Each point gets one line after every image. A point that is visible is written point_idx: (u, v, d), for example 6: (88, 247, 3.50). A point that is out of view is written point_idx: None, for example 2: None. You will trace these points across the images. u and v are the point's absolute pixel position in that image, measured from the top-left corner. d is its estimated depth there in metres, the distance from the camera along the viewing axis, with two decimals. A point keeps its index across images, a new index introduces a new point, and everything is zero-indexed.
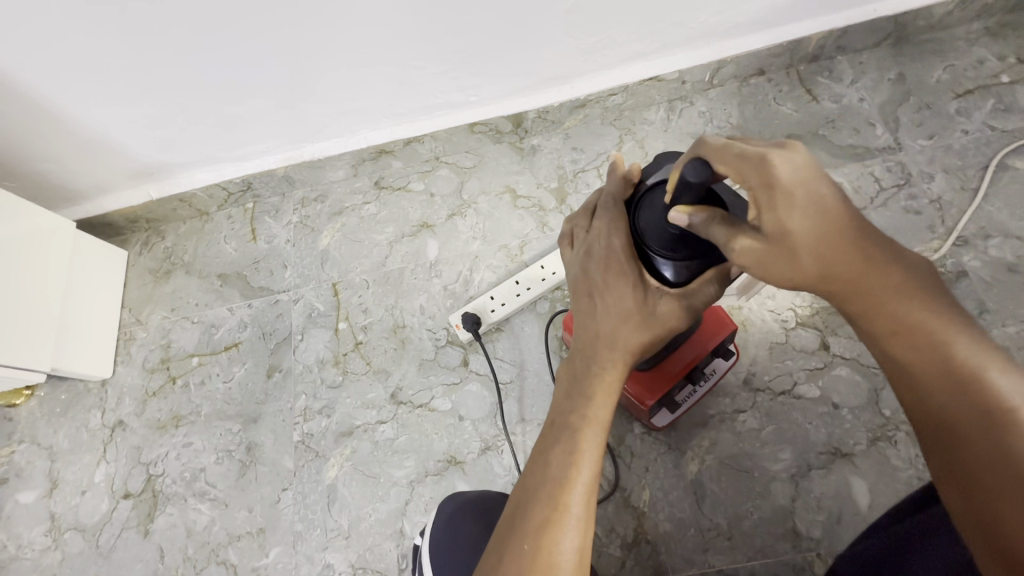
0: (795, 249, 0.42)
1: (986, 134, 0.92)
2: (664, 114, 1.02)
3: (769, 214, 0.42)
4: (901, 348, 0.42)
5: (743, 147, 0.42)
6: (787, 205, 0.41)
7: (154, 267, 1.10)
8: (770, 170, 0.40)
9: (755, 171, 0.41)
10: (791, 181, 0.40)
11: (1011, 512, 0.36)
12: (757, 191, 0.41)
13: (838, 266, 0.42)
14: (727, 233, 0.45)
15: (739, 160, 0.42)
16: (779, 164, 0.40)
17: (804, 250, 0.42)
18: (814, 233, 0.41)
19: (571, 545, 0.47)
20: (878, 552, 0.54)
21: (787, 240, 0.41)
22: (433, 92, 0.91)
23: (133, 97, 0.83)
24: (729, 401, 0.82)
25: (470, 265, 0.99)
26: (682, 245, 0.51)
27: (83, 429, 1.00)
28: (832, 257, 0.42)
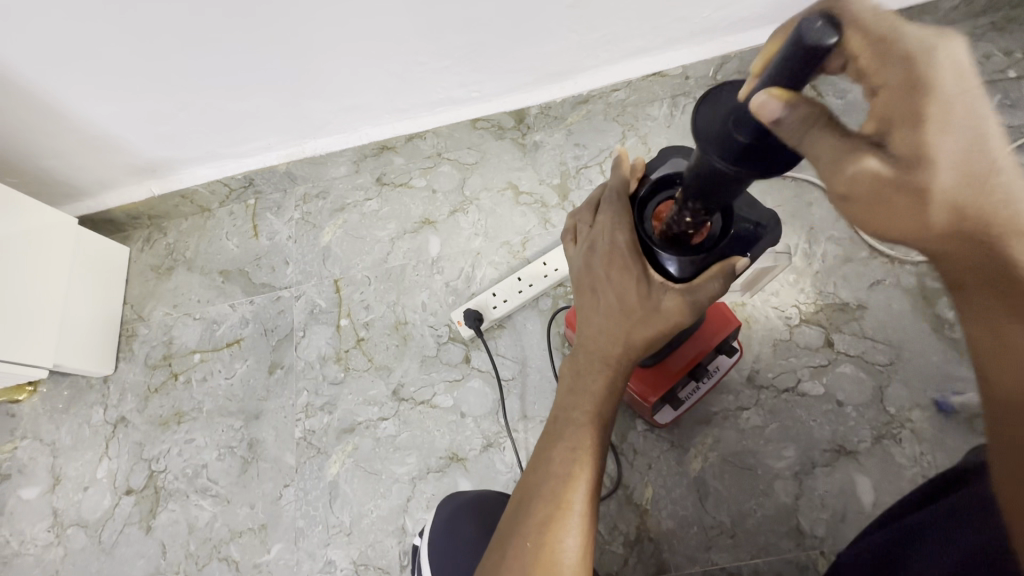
0: (930, 178, 0.38)
1: None
2: (666, 110, 1.01)
3: (907, 130, 0.38)
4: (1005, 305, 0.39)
5: (898, 40, 0.38)
6: (935, 120, 0.37)
7: (156, 264, 1.10)
8: (921, 70, 0.37)
9: (897, 69, 0.38)
10: (941, 82, 0.37)
11: None
12: (895, 94, 0.38)
13: (972, 203, 0.38)
14: (835, 145, 0.37)
15: (884, 55, 0.38)
16: (939, 64, 0.37)
17: (939, 179, 0.37)
18: (953, 161, 0.37)
19: (574, 542, 0.46)
20: (880, 549, 0.53)
21: (924, 162, 0.37)
22: (435, 88, 0.91)
23: (135, 95, 0.83)
24: (733, 399, 0.82)
25: (472, 262, 0.99)
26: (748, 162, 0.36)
27: (85, 425, 1.00)
28: (962, 191, 0.38)
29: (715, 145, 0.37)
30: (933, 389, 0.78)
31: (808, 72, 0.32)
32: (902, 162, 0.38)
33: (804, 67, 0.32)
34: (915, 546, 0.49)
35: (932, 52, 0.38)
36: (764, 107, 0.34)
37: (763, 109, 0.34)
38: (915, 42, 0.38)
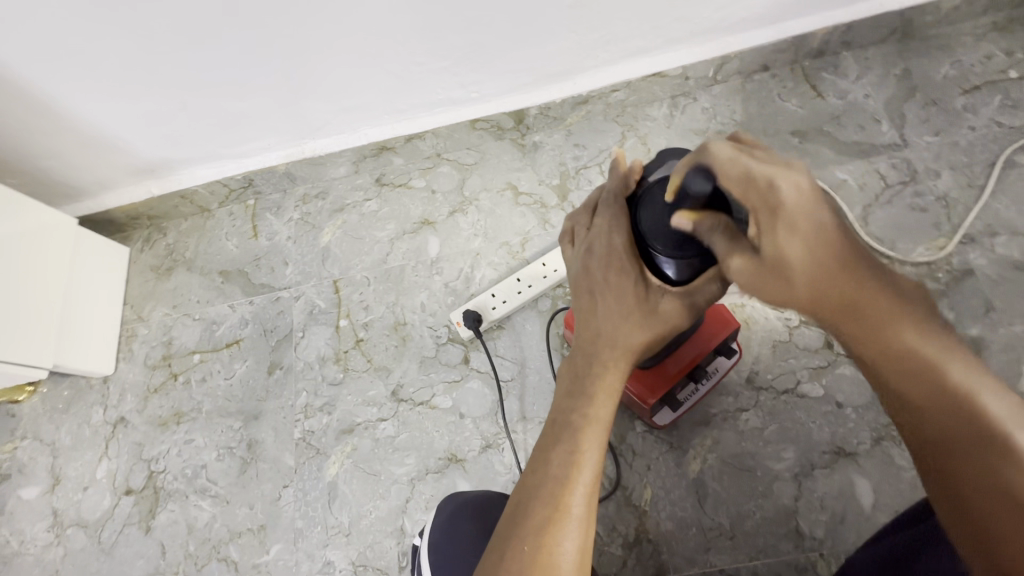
0: (790, 273, 0.43)
1: (993, 130, 0.90)
2: (666, 111, 1.01)
3: (767, 240, 0.44)
4: (904, 380, 0.42)
5: (749, 167, 0.44)
6: (787, 231, 0.42)
7: (156, 264, 1.10)
8: (774, 196, 0.43)
9: (757, 193, 0.43)
10: (794, 203, 0.42)
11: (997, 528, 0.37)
12: (760, 213, 0.44)
13: (837, 293, 0.43)
14: (727, 248, 0.47)
15: (743, 182, 0.44)
16: (782, 188, 0.43)
17: (800, 275, 0.43)
18: (812, 263, 0.43)
19: (572, 546, 0.46)
20: (886, 558, 0.53)
21: (784, 265, 0.43)
22: (435, 88, 0.91)
23: (135, 95, 0.83)
24: (732, 400, 0.82)
25: (471, 262, 0.98)
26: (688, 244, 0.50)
27: (85, 425, 1.01)
28: (825, 283, 0.43)
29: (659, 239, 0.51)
30: None
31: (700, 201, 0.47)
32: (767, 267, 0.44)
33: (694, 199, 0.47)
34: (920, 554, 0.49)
35: (778, 182, 0.43)
36: (680, 225, 0.49)
37: (681, 226, 0.49)
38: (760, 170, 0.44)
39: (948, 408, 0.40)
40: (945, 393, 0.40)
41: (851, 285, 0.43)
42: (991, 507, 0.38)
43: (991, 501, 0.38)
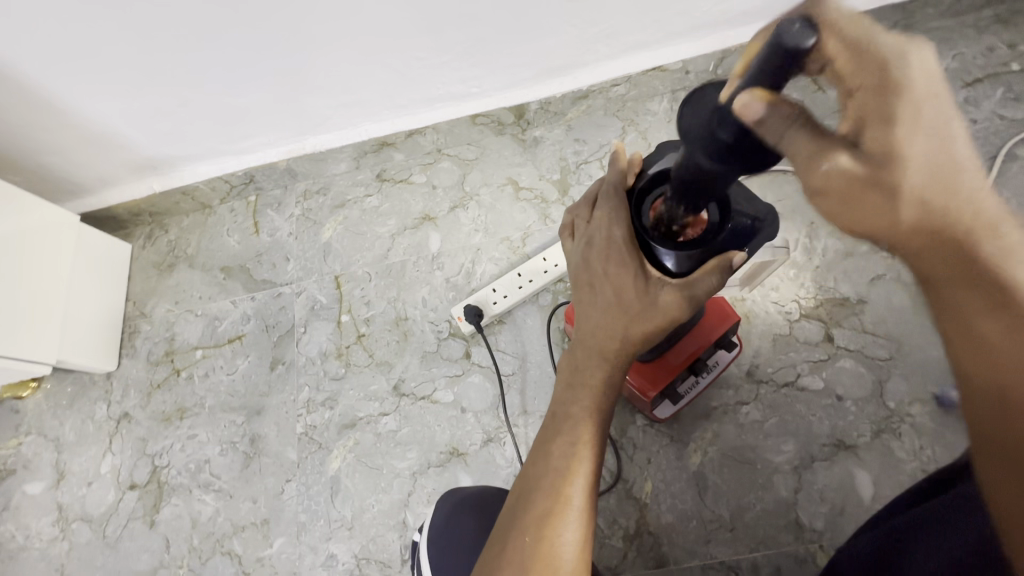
0: (898, 175, 0.38)
1: (994, 123, 0.90)
2: (667, 106, 1.01)
3: (879, 129, 0.38)
4: (990, 320, 0.36)
5: (868, 43, 0.38)
6: (906, 119, 0.38)
7: (158, 261, 1.11)
8: (897, 75, 0.38)
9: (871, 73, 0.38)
10: (915, 90, 0.38)
11: None
12: (868, 99, 0.38)
13: (941, 205, 0.38)
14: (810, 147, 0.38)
15: (857, 53, 0.38)
16: (912, 64, 0.38)
17: (911, 175, 0.38)
18: (927, 164, 0.38)
19: (571, 536, 0.46)
20: (876, 546, 0.53)
21: (894, 161, 0.38)
22: (436, 83, 0.91)
23: (136, 92, 0.83)
24: (733, 393, 0.82)
25: (472, 257, 0.99)
26: (734, 157, 0.38)
27: (89, 420, 1.01)
28: (932, 188, 0.38)
29: (702, 146, 0.39)
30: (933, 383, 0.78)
31: (786, 75, 0.33)
32: (873, 163, 0.38)
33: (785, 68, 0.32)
34: (915, 541, 0.49)
35: (905, 59, 0.38)
36: (745, 111, 0.35)
37: (746, 111, 0.34)
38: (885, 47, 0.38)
39: None
40: None
41: (951, 197, 0.38)
42: None
43: None
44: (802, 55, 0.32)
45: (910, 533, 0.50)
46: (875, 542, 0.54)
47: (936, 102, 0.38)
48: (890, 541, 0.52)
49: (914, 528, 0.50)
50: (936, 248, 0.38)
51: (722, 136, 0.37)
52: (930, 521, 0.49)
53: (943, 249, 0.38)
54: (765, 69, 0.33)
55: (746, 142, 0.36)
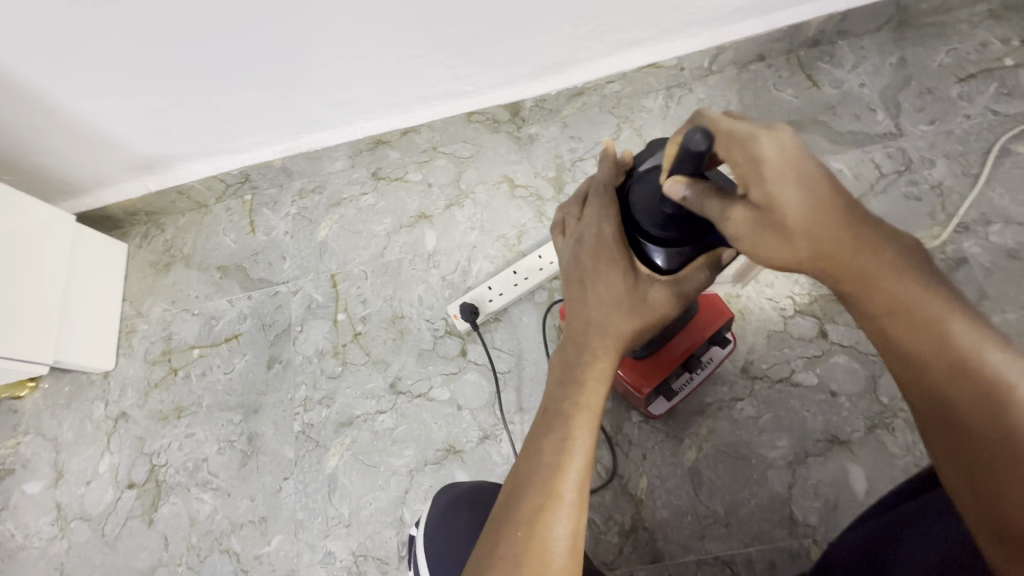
0: (785, 226, 0.41)
1: (988, 119, 0.90)
2: (662, 102, 1.01)
3: (757, 191, 0.42)
4: (905, 333, 0.40)
5: (734, 124, 0.43)
6: (776, 179, 0.41)
7: (154, 260, 1.11)
8: (757, 147, 0.41)
9: (741, 146, 0.42)
10: (777, 155, 0.41)
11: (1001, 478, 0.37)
12: (742, 167, 0.42)
13: (829, 241, 0.41)
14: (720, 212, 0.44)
15: (723, 139, 0.43)
16: (767, 138, 0.42)
17: (795, 226, 0.41)
18: (811, 211, 0.41)
19: (564, 531, 0.46)
20: (869, 543, 0.54)
21: (779, 216, 0.41)
22: (430, 81, 0.91)
23: (130, 90, 0.83)
24: (727, 389, 0.83)
25: (468, 255, 0.99)
26: (672, 224, 0.49)
27: (87, 420, 1.02)
28: (821, 231, 0.41)
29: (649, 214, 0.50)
30: None
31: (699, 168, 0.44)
32: (762, 219, 0.42)
33: (691, 162, 0.43)
34: (905, 533, 0.50)
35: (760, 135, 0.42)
36: (671, 191, 0.46)
37: (672, 191, 0.45)
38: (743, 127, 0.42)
39: (955, 363, 0.39)
40: (949, 348, 0.39)
41: (843, 233, 0.41)
42: (989, 458, 0.38)
43: (991, 453, 0.38)
44: (704, 153, 0.43)
45: (902, 527, 0.51)
46: (868, 537, 0.55)
47: (798, 161, 0.41)
48: (881, 537, 0.52)
49: (905, 523, 0.51)
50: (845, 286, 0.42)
51: (665, 207, 0.48)
52: (922, 513, 0.49)
53: (852, 285, 0.42)
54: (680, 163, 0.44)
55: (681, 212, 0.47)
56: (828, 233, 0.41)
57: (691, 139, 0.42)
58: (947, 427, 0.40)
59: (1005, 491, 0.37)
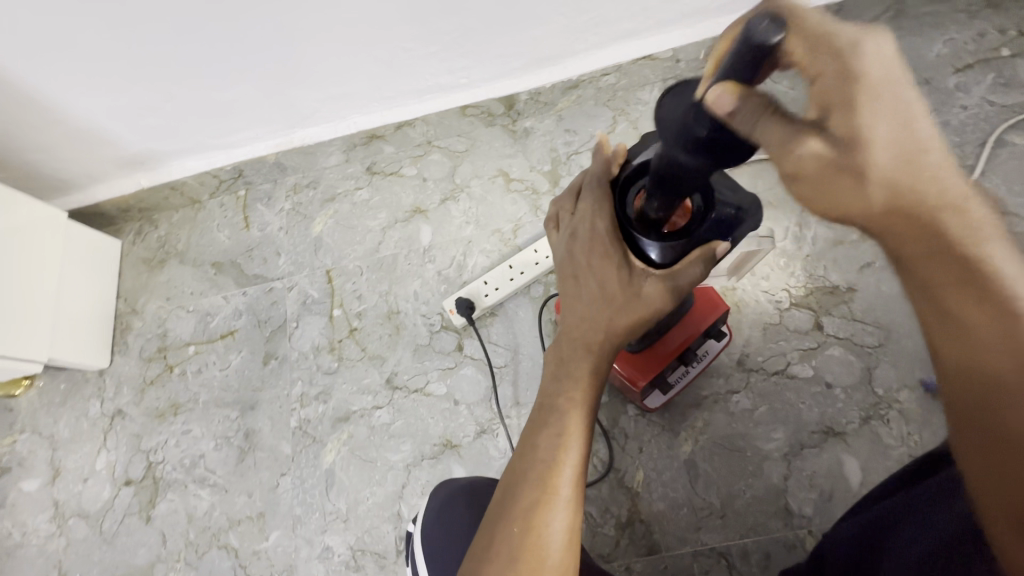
0: (864, 165, 0.36)
1: (984, 109, 0.90)
2: (657, 94, 1.00)
3: (841, 116, 0.37)
4: (961, 298, 0.37)
5: (824, 28, 0.36)
6: (867, 107, 0.36)
7: (148, 256, 1.10)
8: (856, 65, 0.36)
9: (833, 63, 0.37)
10: (874, 80, 0.36)
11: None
12: (831, 88, 0.37)
13: (908, 185, 0.37)
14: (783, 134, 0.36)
15: (813, 46, 0.37)
16: (869, 55, 0.36)
17: (877, 164, 0.36)
18: (892, 151, 0.36)
19: (560, 526, 0.45)
20: (863, 533, 0.54)
21: (859, 149, 0.36)
22: (424, 74, 0.90)
23: (121, 87, 0.82)
24: (723, 382, 0.83)
25: (464, 250, 0.98)
26: (705, 151, 0.39)
27: (83, 417, 1.01)
28: (901, 175, 0.36)
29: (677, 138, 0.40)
30: (922, 369, 0.79)
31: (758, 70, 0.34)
32: (841, 149, 0.37)
33: (750, 62, 0.33)
34: (897, 525, 0.50)
35: (861, 49, 0.36)
36: (717, 103, 0.35)
37: (717, 105, 0.35)
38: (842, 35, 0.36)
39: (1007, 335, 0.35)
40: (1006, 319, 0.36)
41: (924, 179, 0.37)
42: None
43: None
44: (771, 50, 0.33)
45: (894, 518, 0.51)
46: (863, 528, 0.55)
47: (894, 88, 0.36)
48: (875, 525, 0.53)
49: (896, 513, 0.51)
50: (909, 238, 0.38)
51: (698, 129, 0.38)
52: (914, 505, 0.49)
53: (913, 236, 0.37)
54: (737, 63, 0.34)
55: (723, 131, 0.37)
56: (909, 175, 0.37)
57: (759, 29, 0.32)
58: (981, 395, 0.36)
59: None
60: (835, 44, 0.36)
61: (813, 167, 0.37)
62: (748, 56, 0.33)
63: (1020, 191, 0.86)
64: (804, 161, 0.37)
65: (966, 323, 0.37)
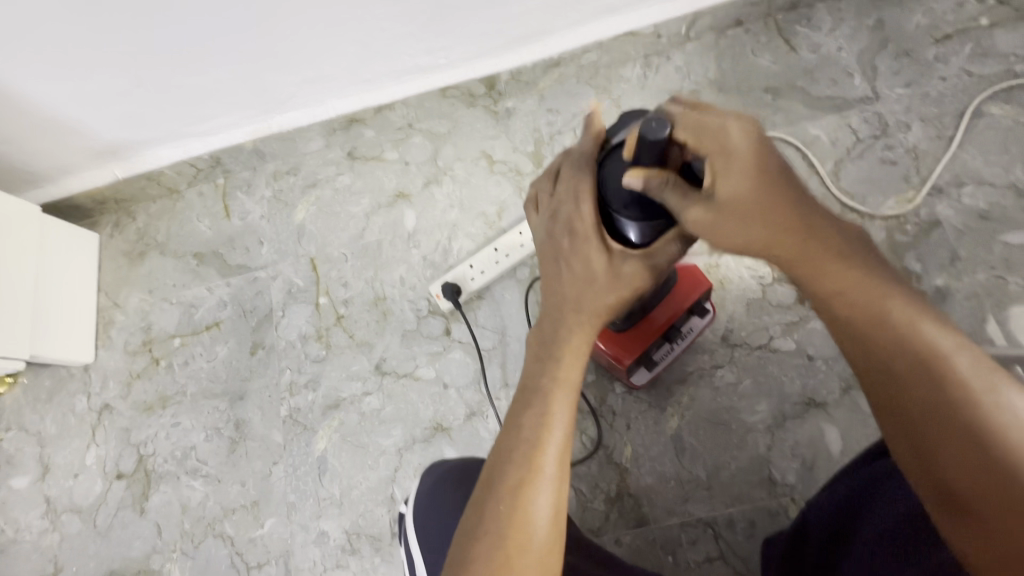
0: (742, 211, 0.45)
1: (963, 80, 0.91)
2: (640, 71, 0.99)
3: (725, 178, 0.45)
4: (849, 311, 0.45)
5: (704, 116, 0.46)
6: (731, 168, 0.45)
7: (128, 249, 1.08)
8: (725, 137, 0.45)
9: (711, 138, 0.45)
10: (741, 144, 0.45)
11: (950, 461, 0.40)
12: (716, 157, 0.45)
13: (785, 226, 0.46)
14: (682, 201, 0.46)
15: (696, 133, 0.46)
16: (731, 128, 0.46)
17: (749, 214, 0.45)
18: (757, 196, 0.45)
19: (546, 503, 0.46)
20: (843, 497, 0.56)
21: (734, 203, 0.45)
22: (402, 55, 0.89)
23: (82, 69, 0.79)
24: (708, 357, 0.84)
25: (448, 234, 0.98)
26: (636, 205, 0.49)
27: (70, 413, 1.00)
28: (773, 217, 0.45)
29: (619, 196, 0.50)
30: None
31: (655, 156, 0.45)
32: (721, 207, 0.45)
33: (647, 153, 0.45)
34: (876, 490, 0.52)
35: (726, 127, 0.45)
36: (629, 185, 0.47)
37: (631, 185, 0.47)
38: (709, 119, 0.46)
39: (906, 351, 0.43)
40: (890, 326, 0.44)
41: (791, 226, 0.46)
42: (935, 436, 0.41)
43: (939, 432, 0.41)
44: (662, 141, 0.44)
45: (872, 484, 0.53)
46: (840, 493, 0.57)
47: (750, 152, 0.45)
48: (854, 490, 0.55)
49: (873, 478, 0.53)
50: (794, 265, 0.47)
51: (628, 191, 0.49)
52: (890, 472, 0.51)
53: (808, 267, 0.46)
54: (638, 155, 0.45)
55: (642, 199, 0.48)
56: (775, 214, 0.46)
57: (648, 128, 0.44)
58: (906, 412, 0.43)
59: (951, 473, 0.40)
60: (708, 127, 0.46)
61: (704, 227, 0.46)
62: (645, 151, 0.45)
63: (996, 161, 0.87)
64: (698, 224, 0.46)
65: (849, 328, 0.45)
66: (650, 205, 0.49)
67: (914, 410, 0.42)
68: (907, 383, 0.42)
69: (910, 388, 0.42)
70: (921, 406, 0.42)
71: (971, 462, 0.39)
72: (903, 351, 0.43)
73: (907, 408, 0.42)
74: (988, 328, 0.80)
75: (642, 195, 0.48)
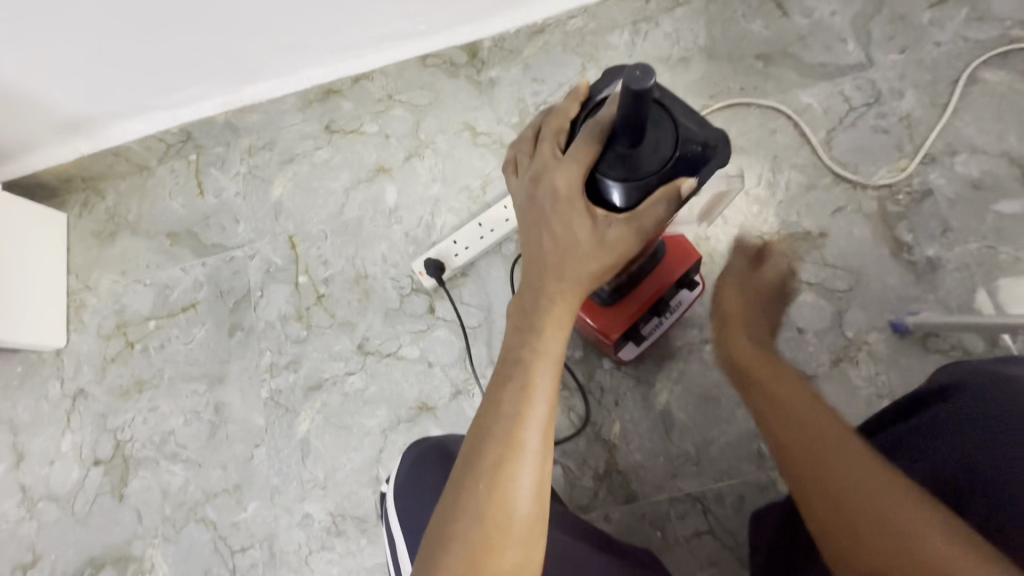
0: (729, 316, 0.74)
1: (958, 46, 0.88)
2: (628, 38, 0.95)
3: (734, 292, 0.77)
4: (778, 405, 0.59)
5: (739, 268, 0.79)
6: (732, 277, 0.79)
7: (97, 229, 1.03)
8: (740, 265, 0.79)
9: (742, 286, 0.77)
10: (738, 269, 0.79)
11: (843, 499, 0.47)
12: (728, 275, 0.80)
13: (771, 376, 0.64)
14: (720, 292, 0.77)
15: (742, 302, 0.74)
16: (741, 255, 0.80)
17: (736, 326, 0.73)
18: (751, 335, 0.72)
19: (528, 479, 0.44)
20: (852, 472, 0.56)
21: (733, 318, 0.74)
22: (377, 20, 0.85)
23: (30, 34, 0.74)
24: (697, 332, 0.83)
25: (431, 209, 0.95)
26: (622, 163, 0.48)
27: (43, 400, 0.97)
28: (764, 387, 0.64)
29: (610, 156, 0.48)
30: (890, 312, 0.80)
31: (637, 107, 0.42)
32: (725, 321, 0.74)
33: (627, 110, 0.43)
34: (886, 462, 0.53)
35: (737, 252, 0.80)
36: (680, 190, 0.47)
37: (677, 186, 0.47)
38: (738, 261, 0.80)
39: (813, 425, 0.54)
40: (801, 412, 0.56)
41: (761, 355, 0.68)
42: (836, 486, 0.48)
43: (839, 481, 0.48)
44: (645, 91, 0.41)
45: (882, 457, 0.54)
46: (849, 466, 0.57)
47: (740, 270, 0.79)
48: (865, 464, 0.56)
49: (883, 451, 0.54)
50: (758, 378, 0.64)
51: (618, 149, 0.48)
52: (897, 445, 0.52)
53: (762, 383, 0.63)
54: (621, 110, 0.43)
55: (629, 157, 0.48)
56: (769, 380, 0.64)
57: (630, 78, 0.41)
58: (813, 466, 0.51)
59: (849, 514, 0.46)
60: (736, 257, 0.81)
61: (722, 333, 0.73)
62: (627, 109, 0.43)
63: (989, 128, 0.85)
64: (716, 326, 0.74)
65: (776, 418, 0.58)
66: (638, 161, 0.48)
67: (820, 463, 0.50)
68: (814, 449, 0.52)
69: (815, 450, 0.52)
70: (824, 460, 0.50)
71: (857, 502, 0.46)
72: (812, 426, 0.54)
73: (812, 462, 0.51)
74: (978, 299, 0.79)
75: (629, 152, 0.48)
